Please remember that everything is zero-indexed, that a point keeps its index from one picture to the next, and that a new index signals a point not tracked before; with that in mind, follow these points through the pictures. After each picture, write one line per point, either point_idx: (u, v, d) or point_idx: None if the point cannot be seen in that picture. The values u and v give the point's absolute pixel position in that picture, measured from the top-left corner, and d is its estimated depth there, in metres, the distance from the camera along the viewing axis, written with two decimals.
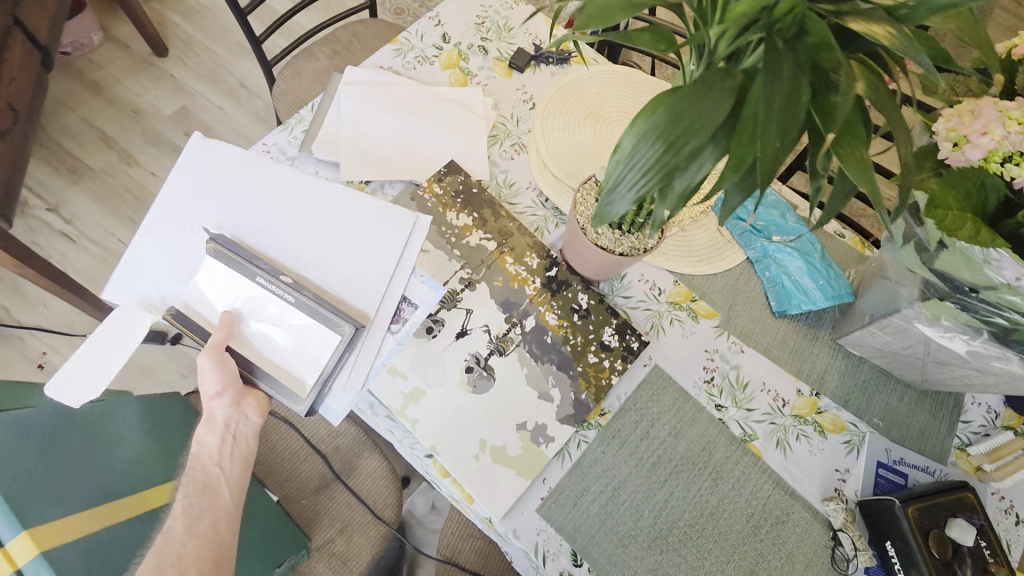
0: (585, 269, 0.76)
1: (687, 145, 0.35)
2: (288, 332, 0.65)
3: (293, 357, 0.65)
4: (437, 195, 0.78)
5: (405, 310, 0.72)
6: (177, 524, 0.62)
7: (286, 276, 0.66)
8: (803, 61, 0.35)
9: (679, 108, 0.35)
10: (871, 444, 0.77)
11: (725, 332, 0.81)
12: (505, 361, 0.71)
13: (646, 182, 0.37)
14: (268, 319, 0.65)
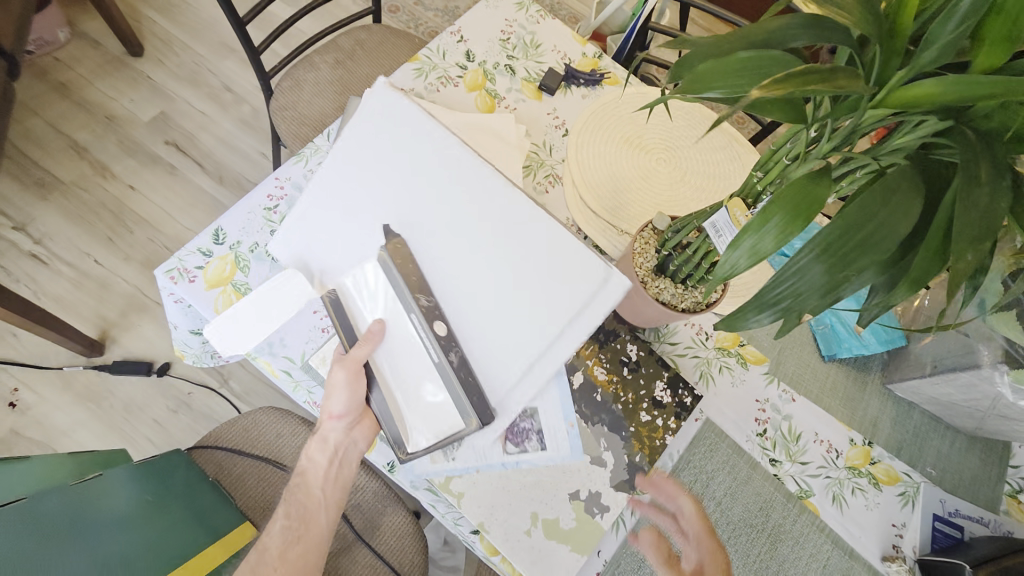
0: (633, 318, 0.70)
1: (858, 262, 0.31)
2: (420, 374, 0.55)
3: (422, 408, 0.55)
4: None
5: (533, 438, 0.63)
6: (273, 544, 0.60)
7: (441, 325, 0.54)
8: (1003, 162, 0.31)
9: (853, 220, 0.30)
10: (926, 495, 0.74)
11: (775, 380, 0.76)
12: None
13: (805, 301, 0.32)
14: (406, 345, 0.55)
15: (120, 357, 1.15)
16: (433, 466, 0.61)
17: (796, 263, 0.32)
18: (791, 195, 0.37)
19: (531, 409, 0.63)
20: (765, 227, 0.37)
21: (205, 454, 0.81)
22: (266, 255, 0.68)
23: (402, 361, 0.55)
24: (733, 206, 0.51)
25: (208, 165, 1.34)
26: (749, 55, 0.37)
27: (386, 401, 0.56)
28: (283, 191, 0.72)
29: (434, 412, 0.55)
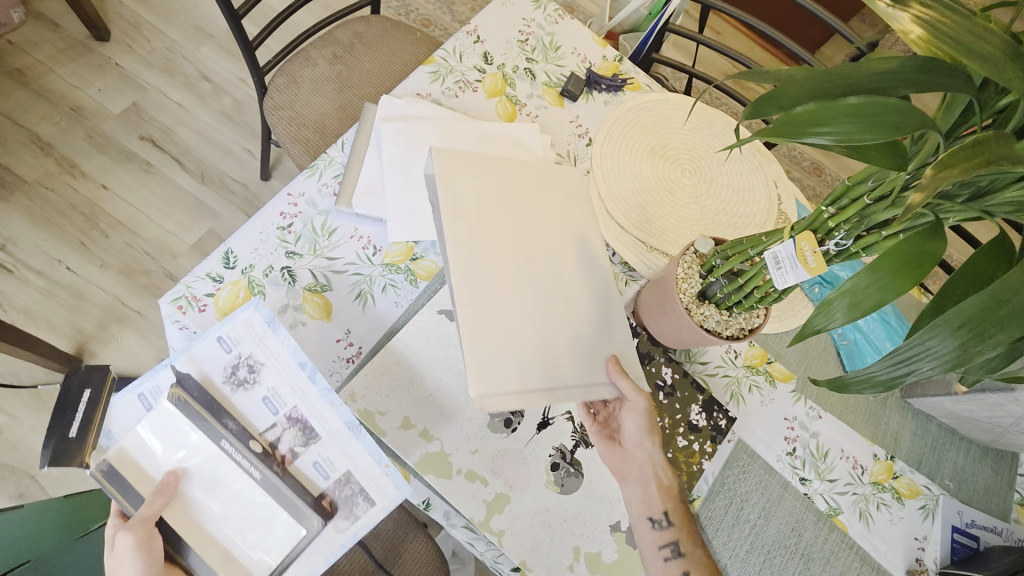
0: (667, 340, 0.69)
1: (997, 337, 0.30)
2: (231, 517, 0.54)
3: (252, 545, 0.54)
4: None
5: (360, 500, 0.56)
6: None
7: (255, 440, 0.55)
8: None
9: (1000, 295, 0.30)
10: (946, 507, 0.75)
11: (803, 398, 0.76)
12: (592, 454, 0.64)
13: (927, 367, 0.33)
14: (213, 474, 0.54)
15: None
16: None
17: (929, 332, 0.32)
18: (903, 252, 0.36)
19: (344, 474, 0.56)
20: (872, 282, 0.36)
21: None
22: (282, 280, 0.64)
23: (221, 485, 0.54)
24: (802, 239, 0.48)
25: (187, 162, 1.33)
26: (861, 100, 0.34)
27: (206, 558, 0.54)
28: (296, 209, 0.67)
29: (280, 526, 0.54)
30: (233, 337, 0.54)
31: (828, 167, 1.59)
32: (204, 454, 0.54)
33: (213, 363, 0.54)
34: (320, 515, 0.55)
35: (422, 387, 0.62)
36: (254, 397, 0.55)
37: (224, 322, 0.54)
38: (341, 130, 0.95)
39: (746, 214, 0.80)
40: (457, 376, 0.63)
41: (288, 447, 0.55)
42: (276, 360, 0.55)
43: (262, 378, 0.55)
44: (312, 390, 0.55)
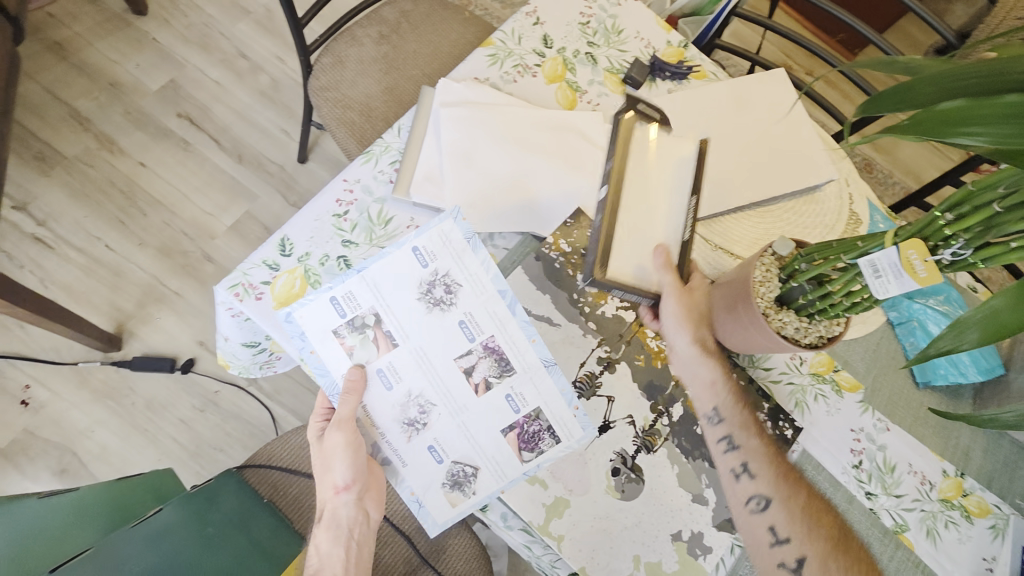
0: (736, 347, 0.65)
1: None
2: (434, 435, 0.56)
3: (436, 474, 0.56)
4: (566, 254, 0.65)
5: (546, 437, 0.56)
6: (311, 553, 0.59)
7: (462, 357, 0.55)
8: None
9: None
10: (1017, 529, 0.71)
11: (870, 409, 0.72)
12: (653, 460, 0.61)
13: None
14: (403, 378, 0.55)
15: (141, 350, 1.16)
16: (453, 510, 0.56)
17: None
18: None
19: (535, 410, 0.56)
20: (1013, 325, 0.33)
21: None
22: (339, 269, 0.61)
23: (413, 392, 0.56)
24: (909, 246, 0.45)
25: (224, 141, 1.31)
26: None
27: (409, 458, 0.56)
28: (352, 196, 0.65)
29: (471, 438, 0.56)
30: (429, 250, 0.54)
31: (878, 162, 1.53)
32: (410, 355, 0.55)
33: (409, 272, 0.54)
34: (524, 446, 0.56)
35: None
36: (450, 318, 0.55)
37: (418, 233, 0.54)
38: (387, 113, 0.93)
39: (815, 213, 0.75)
40: None
41: (483, 377, 0.56)
42: (474, 283, 0.54)
43: (459, 301, 0.55)
44: (510, 321, 0.55)
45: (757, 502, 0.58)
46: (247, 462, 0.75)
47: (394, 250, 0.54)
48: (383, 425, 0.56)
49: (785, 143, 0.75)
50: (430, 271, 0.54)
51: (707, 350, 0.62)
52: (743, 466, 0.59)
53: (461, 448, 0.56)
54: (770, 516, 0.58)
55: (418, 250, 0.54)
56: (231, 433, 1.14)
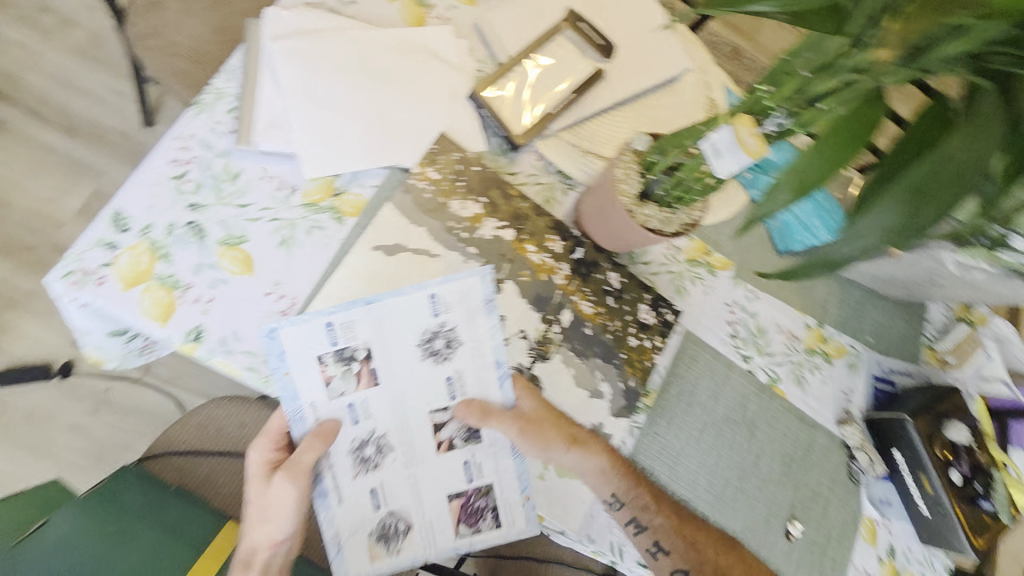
0: (614, 247, 0.68)
1: (942, 199, 0.32)
2: (381, 480, 0.59)
3: (366, 517, 0.58)
4: (435, 183, 0.63)
5: (488, 517, 0.61)
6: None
7: (436, 411, 0.59)
8: None
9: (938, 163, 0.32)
10: (866, 361, 0.83)
11: (742, 281, 0.79)
12: (550, 366, 0.65)
13: (876, 243, 0.36)
14: (373, 409, 0.57)
15: (7, 363, 1.05)
16: (371, 564, 0.59)
17: (882, 204, 0.34)
18: (841, 126, 0.36)
19: (487, 485, 0.61)
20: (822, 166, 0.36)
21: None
22: (190, 237, 0.57)
23: (377, 422, 0.58)
24: (740, 124, 0.48)
25: (49, 113, 1.14)
26: None
27: (348, 494, 0.58)
28: (189, 153, 0.59)
29: (421, 486, 0.60)
30: (444, 301, 0.57)
31: (744, 47, 1.57)
32: (388, 396, 0.58)
33: (411, 323, 0.57)
34: (466, 517, 0.61)
35: None
36: (439, 372, 0.58)
37: (440, 282, 0.57)
38: (225, 57, 0.84)
39: (676, 104, 0.77)
40: None
41: (450, 437, 0.60)
42: (474, 345, 0.59)
43: (454, 357, 0.59)
44: (494, 389, 0.61)
45: None
46: (146, 454, 0.72)
47: (413, 292, 0.56)
48: (333, 458, 0.57)
49: (637, 39, 0.76)
50: (438, 320, 0.57)
51: (576, 443, 0.62)
52: (658, 547, 0.67)
53: (401, 501, 0.59)
54: None
55: (434, 298, 0.57)
56: (135, 428, 1.08)
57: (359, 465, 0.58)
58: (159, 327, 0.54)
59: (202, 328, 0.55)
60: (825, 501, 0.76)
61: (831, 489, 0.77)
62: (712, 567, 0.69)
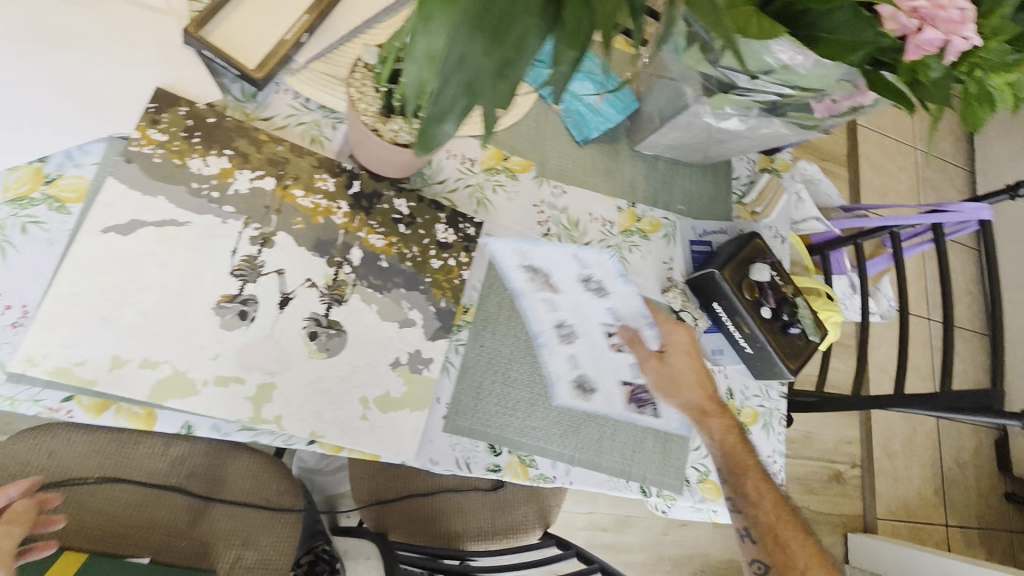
0: (391, 172, 0.66)
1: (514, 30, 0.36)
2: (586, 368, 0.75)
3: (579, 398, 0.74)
4: (162, 145, 0.57)
5: (648, 407, 0.77)
6: None
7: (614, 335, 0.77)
8: None
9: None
10: (681, 229, 0.87)
11: (544, 179, 0.79)
12: (349, 309, 0.63)
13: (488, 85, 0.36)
14: (542, 337, 0.73)
15: None
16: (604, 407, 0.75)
17: (470, 43, 0.35)
18: None
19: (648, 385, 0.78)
20: (430, 24, 0.35)
21: (123, 492, 0.71)
22: None
23: (583, 340, 0.75)
24: None
25: None
26: None
27: (554, 361, 0.73)
28: None
29: (605, 398, 0.75)
30: (587, 259, 0.78)
31: None
32: (569, 306, 0.75)
33: (564, 266, 0.76)
34: (640, 403, 0.77)
35: (120, 320, 0.53)
36: (602, 303, 0.77)
37: (584, 249, 0.78)
38: None
39: None
40: (159, 291, 0.55)
41: (631, 333, 0.78)
42: (619, 294, 0.78)
43: (607, 294, 0.78)
44: (630, 299, 0.79)
45: (746, 535, 0.79)
46: None
47: (562, 248, 0.77)
48: (545, 323, 0.74)
49: None
50: (585, 273, 0.77)
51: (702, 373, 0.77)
52: (746, 532, 0.78)
53: (592, 370, 0.75)
54: (756, 558, 0.79)
55: (578, 256, 0.77)
56: None
57: (560, 337, 0.74)
58: None
59: None
60: None
61: None
62: (755, 489, 0.76)
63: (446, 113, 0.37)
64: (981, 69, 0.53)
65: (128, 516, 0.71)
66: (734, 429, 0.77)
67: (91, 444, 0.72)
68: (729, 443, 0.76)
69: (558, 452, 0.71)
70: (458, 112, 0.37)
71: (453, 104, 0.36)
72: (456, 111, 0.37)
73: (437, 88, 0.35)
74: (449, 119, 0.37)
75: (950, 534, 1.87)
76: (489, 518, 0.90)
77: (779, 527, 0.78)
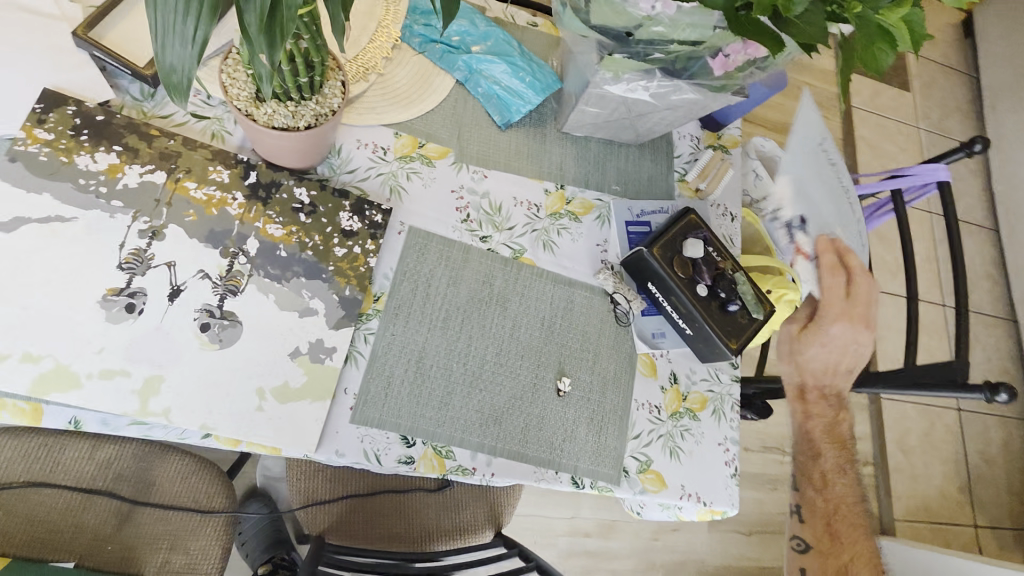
0: (287, 160, 0.65)
1: None
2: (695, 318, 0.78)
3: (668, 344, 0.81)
4: (48, 143, 0.58)
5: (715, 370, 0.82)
6: None
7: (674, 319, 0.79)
8: None
9: None
10: (617, 210, 0.82)
11: (464, 165, 0.78)
12: (244, 299, 0.62)
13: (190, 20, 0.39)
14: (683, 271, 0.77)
15: None
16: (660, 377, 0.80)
17: None
18: None
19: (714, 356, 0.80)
20: None
21: (48, 497, 0.72)
22: None
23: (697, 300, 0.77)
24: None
25: None
26: None
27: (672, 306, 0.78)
28: None
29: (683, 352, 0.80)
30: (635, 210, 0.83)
31: None
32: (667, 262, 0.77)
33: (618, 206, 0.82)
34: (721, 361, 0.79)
35: (3, 316, 0.54)
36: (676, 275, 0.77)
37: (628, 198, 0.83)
38: None
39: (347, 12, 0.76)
40: (43, 287, 0.55)
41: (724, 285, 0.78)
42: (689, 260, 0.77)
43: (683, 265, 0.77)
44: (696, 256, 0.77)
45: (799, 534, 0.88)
46: None
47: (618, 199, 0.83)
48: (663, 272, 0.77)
49: None
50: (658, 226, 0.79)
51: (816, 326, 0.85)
52: (796, 508, 0.90)
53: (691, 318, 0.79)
54: (802, 543, 0.87)
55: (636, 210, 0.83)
56: None
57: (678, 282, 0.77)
58: None
59: None
60: (595, 354, 0.77)
61: (599, 342, 0.77)
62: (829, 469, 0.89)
63: (178, 58, 0.40)
64: (865, 5, 0.51)
65: (53, 524, 0.71)
66: (822, 421, 0.88)
67: (18, 450, 0.71)
68: (808, 425, 0.90)
69: (478, 442, 0.68)
70: (186, 48, 0.40)
71: (181, 50, 0.40)
72: (189, 53, 0.40)
73: (157, 38, 0.39)
74: (178, 57, 0.40)
75: (980, 534, 1.73)
76: (436, 518, 0.88)
77: (837, 518, 0.86)
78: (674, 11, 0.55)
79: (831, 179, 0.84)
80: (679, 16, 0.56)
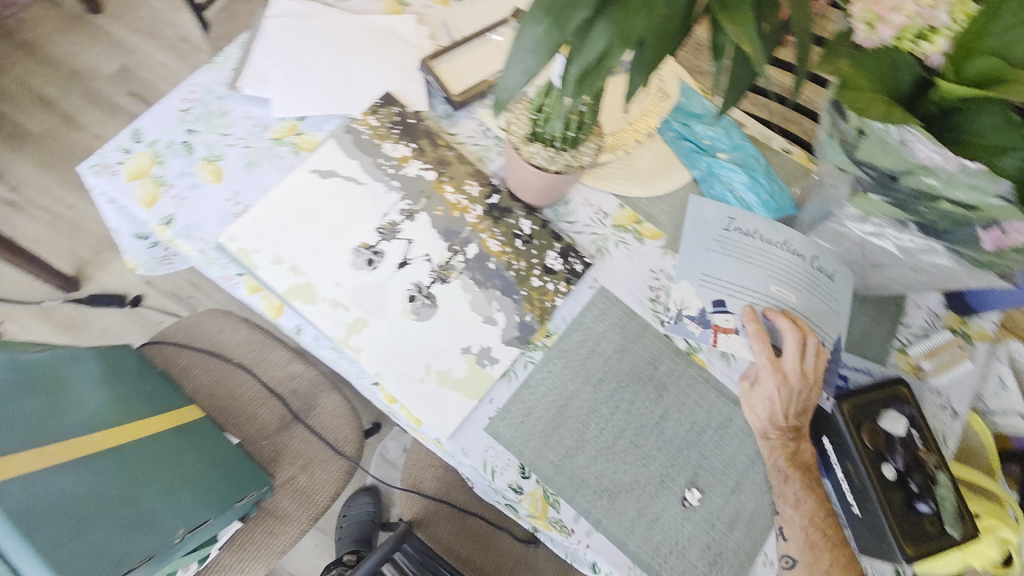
0: (527, 195, 0.76)
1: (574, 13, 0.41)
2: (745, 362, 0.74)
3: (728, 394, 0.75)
4: (373, 127, 0.77)
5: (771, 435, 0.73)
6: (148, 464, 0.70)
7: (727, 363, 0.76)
8: None
9: None
10: None
11: (671, 252, 0.81)
12: (449, 289, 0.72)
13: (537, 58, 0.43)
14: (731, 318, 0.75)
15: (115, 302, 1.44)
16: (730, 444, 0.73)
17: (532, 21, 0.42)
18: None
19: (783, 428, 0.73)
20: None
21: (248, 382, 0.90)
22: (182, 151, 0.74)
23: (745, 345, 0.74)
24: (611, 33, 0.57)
25: None
26: None
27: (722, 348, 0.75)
28: (196, 95, 0.78)
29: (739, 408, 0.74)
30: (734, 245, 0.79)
31: None
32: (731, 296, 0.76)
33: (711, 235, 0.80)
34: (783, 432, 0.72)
35: (292, 233, 0.71)
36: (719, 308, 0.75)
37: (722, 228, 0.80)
38: None
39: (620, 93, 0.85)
40: (324, 224, 0.72)
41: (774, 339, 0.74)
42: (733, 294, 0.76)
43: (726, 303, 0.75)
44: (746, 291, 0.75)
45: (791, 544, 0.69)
46: (146, 342, 0.89)
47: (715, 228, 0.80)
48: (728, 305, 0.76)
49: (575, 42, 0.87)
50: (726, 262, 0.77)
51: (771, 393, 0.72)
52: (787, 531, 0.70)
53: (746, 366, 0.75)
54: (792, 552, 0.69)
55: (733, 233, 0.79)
56: None
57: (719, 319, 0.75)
58: (142, 209, 0.70)
59: (172, 217, 0.71)
60: (735, 484, 0.71)
61: (744, 474, 0.71)
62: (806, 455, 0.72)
63: (512, 83, 0.44)
64: None
65: (240, 405, 0.89)
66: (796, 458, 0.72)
67: (245, 338, 0.94)
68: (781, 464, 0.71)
69: (587, 508, 0.66)
70: (523, 75, 0.44)
71: (518, 76, 0.44)
72: (520, 80, 0.44)
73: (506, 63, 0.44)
74: (513, 81, 0.44)
75: None
76: (509, 567, 0.87)
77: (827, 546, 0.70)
78: (955, 167, 0.52)
79: (789, 264, 0.77)
80: (959, 173, 0.52)
